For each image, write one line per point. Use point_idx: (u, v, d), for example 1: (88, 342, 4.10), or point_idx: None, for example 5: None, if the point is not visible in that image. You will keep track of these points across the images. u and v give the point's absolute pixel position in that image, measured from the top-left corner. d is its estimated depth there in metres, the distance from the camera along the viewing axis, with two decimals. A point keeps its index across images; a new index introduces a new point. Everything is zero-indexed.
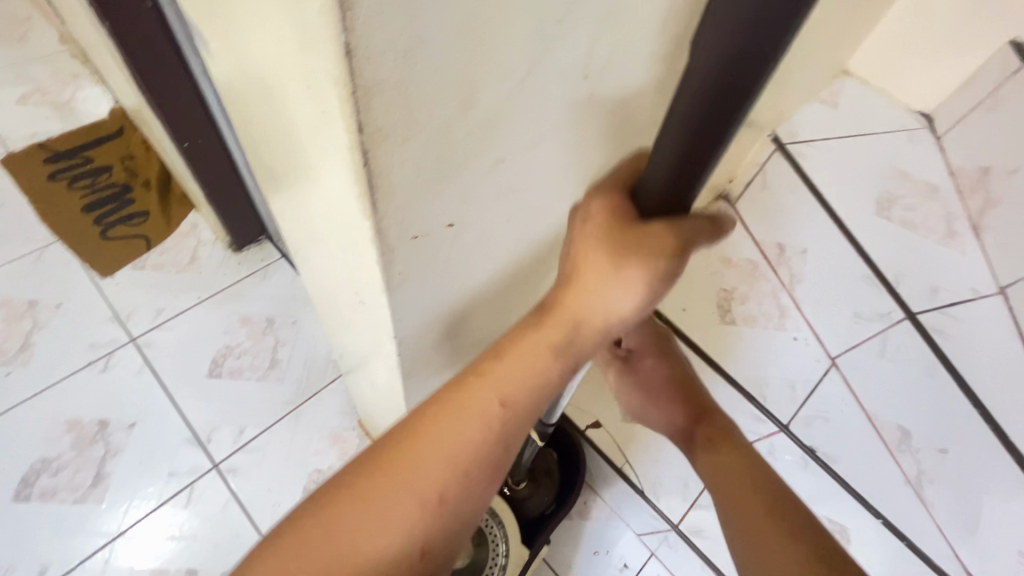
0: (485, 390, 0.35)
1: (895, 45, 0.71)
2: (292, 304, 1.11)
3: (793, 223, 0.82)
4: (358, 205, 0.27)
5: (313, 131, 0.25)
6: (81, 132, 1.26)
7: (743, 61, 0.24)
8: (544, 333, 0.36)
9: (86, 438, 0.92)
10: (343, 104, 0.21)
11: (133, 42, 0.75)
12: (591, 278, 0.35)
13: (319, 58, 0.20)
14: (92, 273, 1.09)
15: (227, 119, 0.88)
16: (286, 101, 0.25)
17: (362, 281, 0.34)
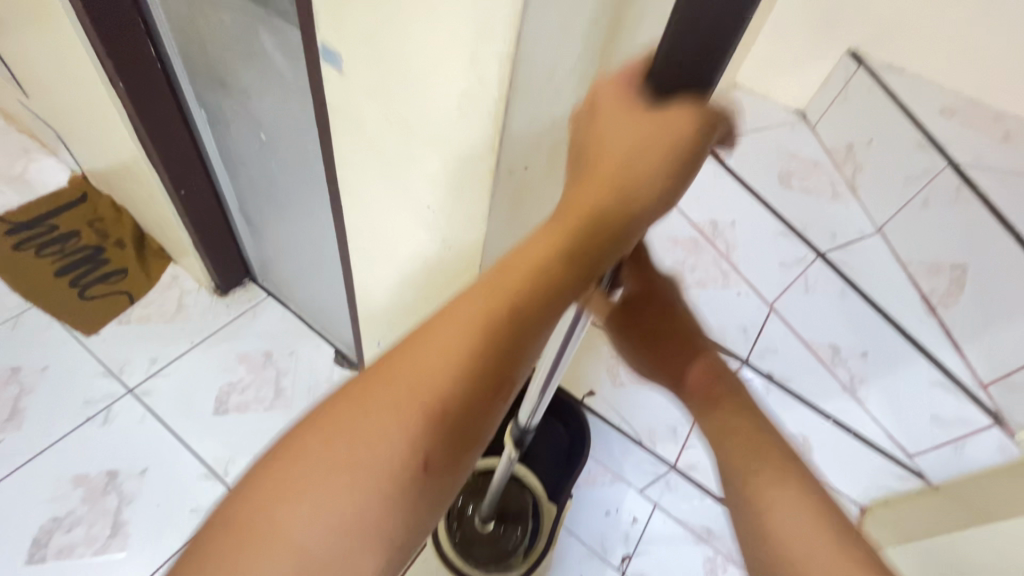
0: (491, 287, 0.31)
1: (771, 62, 0.97)
2: (285, 337, 1.16)
3: (721, 198, 0.96)
4: (483, 154, 0.37)
5: (460, 101, 0.35)
6: (42, 202, 1.27)
7: (717, 34, 0.26)
8: (555, 222, 0.31)
9: (98, 490, 0.92)
10: (502, 71, 0.31)
11: (142, 98, 0.82)
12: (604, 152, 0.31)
13: (493, 40, 0.30)
14: (76, 333, 1.09)
15: (224, 164, 0.96)
16: (437, 82, 0.35)
17: (455, 228, 0.44)
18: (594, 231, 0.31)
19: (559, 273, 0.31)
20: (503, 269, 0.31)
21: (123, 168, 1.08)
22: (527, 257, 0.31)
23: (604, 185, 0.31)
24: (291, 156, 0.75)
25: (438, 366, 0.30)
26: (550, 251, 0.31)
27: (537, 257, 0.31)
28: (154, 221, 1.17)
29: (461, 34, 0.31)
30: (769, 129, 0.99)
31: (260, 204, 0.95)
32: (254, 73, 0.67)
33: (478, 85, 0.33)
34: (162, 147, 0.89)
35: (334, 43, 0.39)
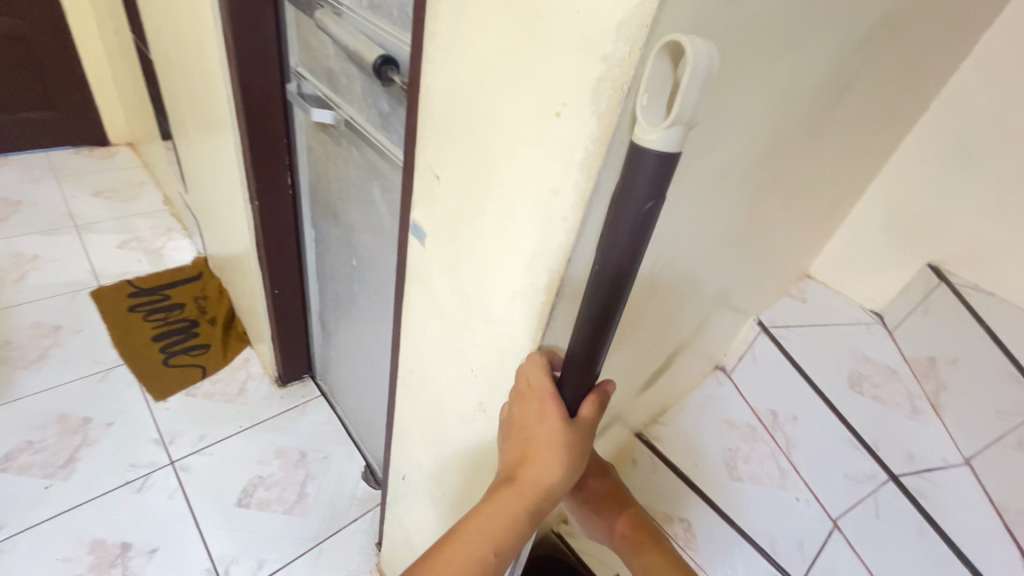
0: (471, 555, 0.35)
1: (844, 261, 0.77)
2: (323, 439, 1.18)
3: (772, 391, 0.83)
4: (525, 339, 0.39)
5: (513, 293, 0.39)
6: (165, 275, 1.48)
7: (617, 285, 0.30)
8: (512, 501, 0.36)
9: (107, 561, 0.93)
10: (551, 281, 0.35)
11: (269, 214, 0.98)
12: (546, 442, 0.36)
13: (546, 257, 0.35)
14: (148, 396, 1.19)
15: (317, 273, 1.08)
16: (496, 273, 0.40)
17: (492, 395, 0.46)
18: (539, 507, 0.36)
19: (518, 536, 0.36)
20: (467, 538, 0.36)
21: (238, 260, 1.26)
22: (489, 520, 0.36)
23: (544, 473, 0.36)
24: (372, 284, 0.83)
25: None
26: (506, 523, 0.36)
27: (499, 520, 0.36)
28: (246, 308, 1.31)
29: (522, 239, 0.36)
30: (837, 328, 0.78)
31: (337, 313, 1.05)
32: (360, 215, 0.79)
33: (532, 281, 0.37)
34: (272, 252, 1.03)
35: (424, 221, 0.47)
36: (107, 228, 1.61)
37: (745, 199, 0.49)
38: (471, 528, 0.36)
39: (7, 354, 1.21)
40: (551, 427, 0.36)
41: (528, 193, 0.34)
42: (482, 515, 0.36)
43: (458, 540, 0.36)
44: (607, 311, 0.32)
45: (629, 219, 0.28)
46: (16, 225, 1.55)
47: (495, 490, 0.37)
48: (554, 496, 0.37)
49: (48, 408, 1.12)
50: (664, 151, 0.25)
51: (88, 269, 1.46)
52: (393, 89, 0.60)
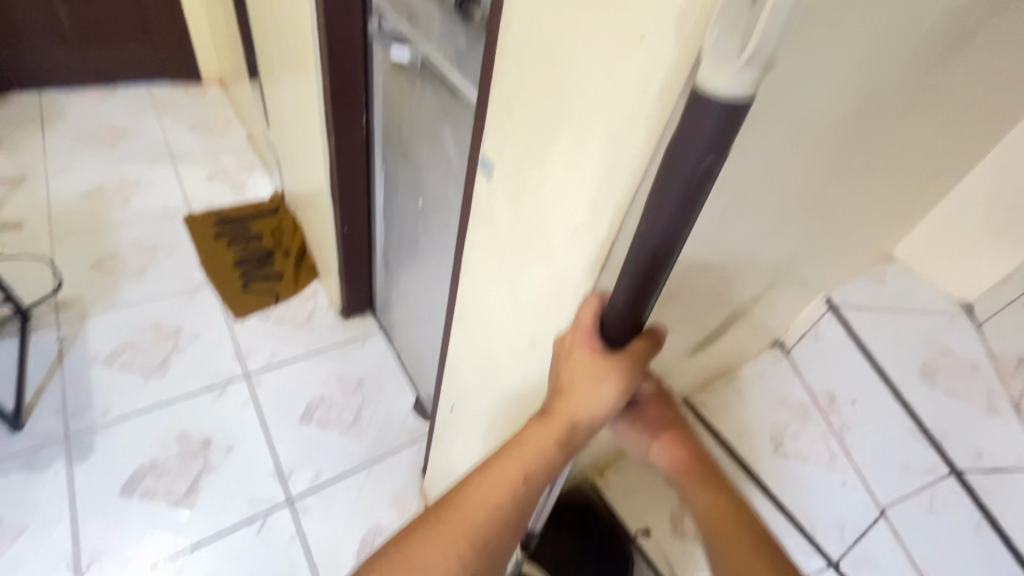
0: (505, 472, 0.40)
1: (933, 246, 0.71)
2: (379, 371, 1.26)
3: (832, 373, 0.79)
4: (582, 275, 0.40)
5: (574, 228, 0.40)
6: (246, 207, 1.59)
7: (675, 226, 0.29)
8: (546, 426, 0.40)
9: (191, 451, 1.05)
10: (614, 219, 0.36)
11: (344, 151, 1.02)
12: (581, 373, 0.38)
13: (612, 194, 0.35)
14: (229, 316, 1.30)
15: (384, 214, 1.12)
16: (560, 209, 0.40)
17: (543, 330, 0.48)
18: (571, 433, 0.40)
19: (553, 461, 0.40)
20: (504, 456, 0.40)
21: (312, 197, 1.33)
22: (523, 443, 0.40)
23: (576, 404, 0.39)
24: (436, 226, 0.86)
25: (470, 530, 0.38)
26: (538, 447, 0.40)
27: (532, 443, 0.40)
28: (317, 243, 1.39)
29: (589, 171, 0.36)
30: (918, 315, 0.73)
31: (401, 253, 1.09)
32: (430, 156, 0.81)
33: (594, 215, 0.37)
34: (344, 190, 1.08)
35: (492, 156, 0.48)
36: (197, 160, 1.73)
37: (824, 160, 0.45)
38: (511, 448, 0.40)
39: (112, 266, 1.36)
40: (587, 358, 0.38)
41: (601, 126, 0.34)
42: (519, 436, 0.41)
43: (497, 456, 0.40)
44: (654, 262, 0.31)
45: (686, 168, 0.26)
46: (122, 152, 1.70)
47: (533, 419, 0.41)
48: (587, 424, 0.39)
49: (145, 317, 1.26)
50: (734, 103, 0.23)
51: (181, 197, 1.59)
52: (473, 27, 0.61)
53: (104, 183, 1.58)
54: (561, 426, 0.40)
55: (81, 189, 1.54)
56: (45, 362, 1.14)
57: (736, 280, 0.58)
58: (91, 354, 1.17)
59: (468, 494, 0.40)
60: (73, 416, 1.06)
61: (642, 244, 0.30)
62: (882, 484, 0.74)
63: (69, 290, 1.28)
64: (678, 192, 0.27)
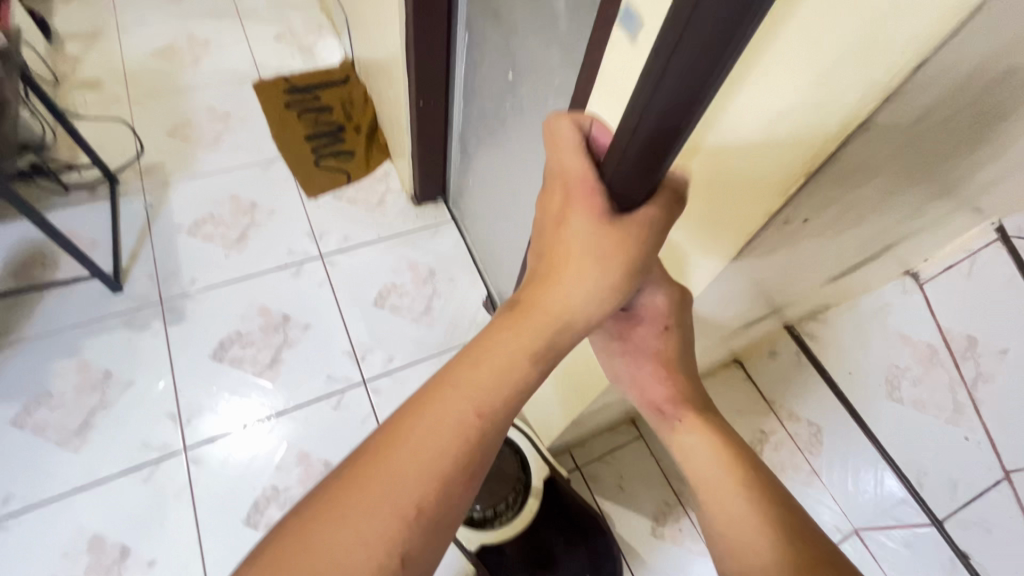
0: (463, 395, 0.36)
1: None
2: (450, 262, 1.22)
3: (985, 316, 0.65)
4: (781, 180, 0.32)
5: (780, 120, 0.30)
6: (316, 74, 1.48)
7: (699, 82, 0.26)
8: (516, 336, 0.38)
9: (272, 326, 1.08)
10: (866, 103, 0.26)
11: (423, 9, 0.86)
12: (573, 267, 0.38)
13: (869, 71, 0.25)
14: (302, 192, 1.27)
15: (465, 88, 0.99)
16: (754, 94, 0.30)
17: (702, 245, 0.41)
18: (553, 337, 0.38)
19: (527, 371, 0.38)
20: (462, 373, 0.37)
21: (385, 65, 1.19)
22: (483, 359, 0.38)
23: (556, 296, 0.38)
24: (530, 106, 0.73)
25: (424, 455, 0.35)
26: (507, 357, 0.38)
27: (499, 356, 0.38)
28: (390, 120, 1.29)
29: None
30: None
31: (481, 138, 0.98)
32: (529, 16, 0.66)
33: (880, 42, 0.24)
34: (422, 59, 0.94)
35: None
36: (264, 18, 1.60)
37: None
38: (470, 367, 0.37)
39: (189, 133, 1.33)
40: (584, 242, 0.37)
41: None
42: (481, 351, 0.38)
43: (455, 376, 0.37)
44: (669, 122, 0.28)
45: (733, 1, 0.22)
46: (188, 6, 1.59)
47: (496, 331, 0.39)
48: (569, 319, 0.38)
49: (223, 188, 1.25)
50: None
51: (249, 60, 1.49)
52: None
53: (173, 42, 1.50)
54: (534, 334, 0.38)
55: (153, 48, 1.48)
56: (135, 228, 1.16)
57: (924, 209, 0.46)
58: (176, 223, 1.18)
59: (416, 418, 0.36)
60: (165, 282, 1.10)
61: (684, 46, 0.24)
62: (1011, 447, 0.66)
63: (150, 156, 1.27)
64: (707, 41, 0.23)
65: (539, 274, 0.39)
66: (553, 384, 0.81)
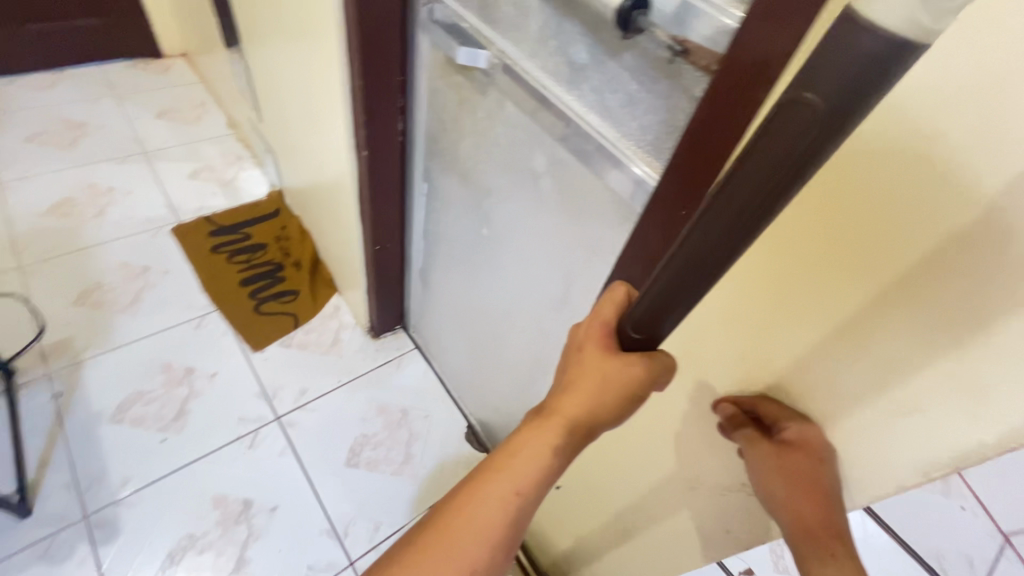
0: (501, 481, 0.40)
1: None
2: (423, 398, 1.14)
3: None
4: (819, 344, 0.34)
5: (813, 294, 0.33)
6: (243, 210, 1.40)
7: (753, 209, 0.24)
8: (544, 434, 0.40)
9: (231, 517, 0.93)
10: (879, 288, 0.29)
11: (376, 164, 0.83)
12: (591, 380, 0.39)
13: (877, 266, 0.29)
14: (245, 346, 1.15)
15: (422, 232, 0.95)
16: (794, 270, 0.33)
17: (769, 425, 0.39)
18: (574, 436, 0.41)
19: (554, 466, 0.41)
20: (503, 462, 0.41)
21: (327, 204, 1.14)
22: (518, 450, 0.41)
23: (579, 404, 0.40)
24: (518, 263, 0.71)
25: (472, 532, 0.39)
26: (538, 451, 0.40)
27: (530, 450, 0.40)
28: (335, 254, 1.23)
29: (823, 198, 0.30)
30: None
31: (448, 279, 0.94)
32: (505, 181, 0.66)
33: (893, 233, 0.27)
34: (376, 208, 0.90)
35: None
36: (176, 155, 1.51)
37: None
38: (508, 455, 0.41)
39: (100, 298, 1.18)
40: (600, 362, 0.39)
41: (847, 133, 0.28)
42: (516, 441, 0.41)
43: (497, 460, 0.41)
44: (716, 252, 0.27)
45: (805, 136, 0.21)
46: (84, 153, 1.46)
47: (528, 425, 0.42)
48: (587, 424, 0.40)
49: (150, 357, 1.10)
50: (828, 97, 0.20)
51: (164, 203, 1.38)
52: (618, 47, 0.44)
53: (72, 194, 1.35)
54: (559, 435, 0.40)
55: (45, 204, 1.32)
56: (42, 428, 0.98)
57: None
58: (96, 410, 1.01)
59: (467, 499, 0.40)
60: (88, 491, 0.92)
61: (739, 179, 0.24)
62: None
63: (53, 334, 1.10)
64: (774, 175, 0.23)
65: (562, 381, 0.42)
66: (580, 544, 0.75)
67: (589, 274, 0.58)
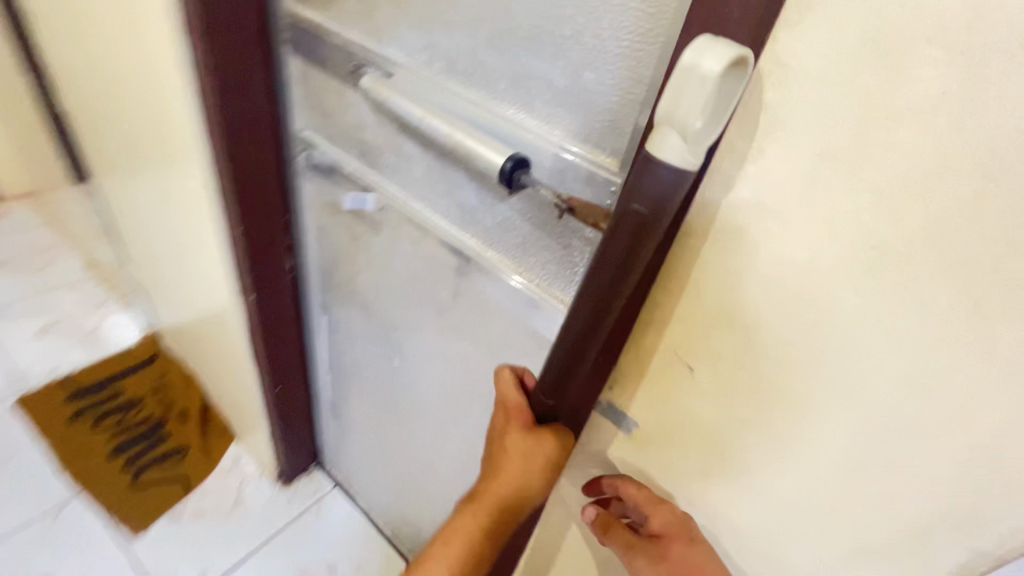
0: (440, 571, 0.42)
1: None
2: (351, 546, 1.01)
3: None
4: (785, 382, 0.34)
5: (785, 336, 0.32)
6: (111, 361, 1.21)
7: (627, 257, 0.28)
8: (472, 519, 0.41)
9: None
10: (855, 328, 0.29)
11: (267, 306, 0.77)
12: (509, 462, 0.40)
13: (859, 307, 0.29)
14: (123, 534, 0.97)
15: (327, 364, 0.88)
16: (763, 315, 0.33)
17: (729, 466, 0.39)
18: (500, 516, 0.41)
19: (485, 547, 0.42)
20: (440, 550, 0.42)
21: (213, 346, 1.02)
22: (452, 535, 0.42)
23: (501, 487, 0.40)
24: (436, 392, 0.67)
25: None
26: (469, 536, 0.41)
27: (463, 535, 0.41)
28: (230, 399, 1.09)
29: (834, 335, 0.30)
30: None
31: (363, 411, 0.87)
32: (413, 312, 0.63)
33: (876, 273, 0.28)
34: (271, 348, 0.83)
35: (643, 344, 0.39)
36: (20, 311, 1.30)
37: None
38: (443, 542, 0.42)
39: None
40: (517, 443, 0.40)
41: (835, 271, 0.29)
42: (451, 530, 0.42)
43: (436, 550, 0.42)
44: (604, 296, 0.30)
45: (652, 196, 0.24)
46: None
47: (461, 511, 0.42)
48: (512, 507, 0.41)
49: None
50: (653, 205, 0.24)
51: (5, 372, 1.17)
52: (502, 190, 0.44)
53: None
54: (487, 517, 0.41)
55: None
56: None
57: None
58: None
59: None
60: None
61: (619, 231, 0.27)
62: None
63: None
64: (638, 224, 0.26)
65: (488, 461, 0.43)
66: None
67: None
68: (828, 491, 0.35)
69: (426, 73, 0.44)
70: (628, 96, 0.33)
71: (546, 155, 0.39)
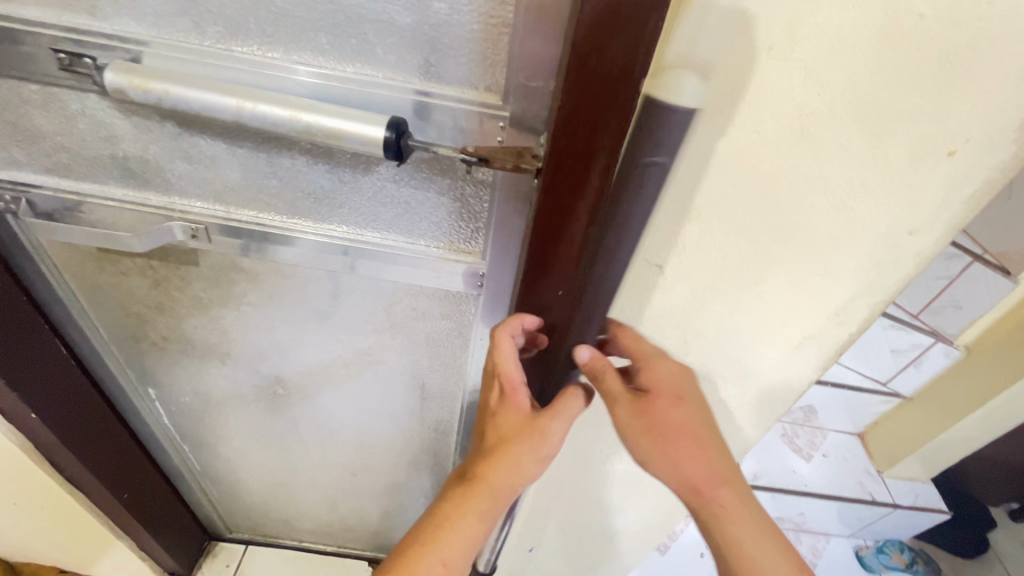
0: (432, 560, 0.37)
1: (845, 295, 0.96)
2: None
3: None
4: (729, 242, 0.34)
5: (724, 196, 0.32)
6: None
7: None
8: (471, 499, 0.38)
9: None
10: (788, 167, 0.30)
11: (59, 412, 0.57)
12: (512, 438, 0.38)
13: (793, 143, 0.29)
14: None
15: (176, 438, 0.71)
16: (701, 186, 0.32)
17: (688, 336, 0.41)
18: (499, 497, 0.38)
19: (481, 531, 0.38)
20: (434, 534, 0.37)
21: None
22: (451, 516, 0.38)
23: (504, 468, 0.38)
24: (346, 395, 0.61)
25: None
26: (467, 518, 0.37)
27: (462, 514, 0.37)
28: (46, 550, 0.78)
29: (783, 202, 0.32)
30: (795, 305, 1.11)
31: (252, 458, 0.74)
32: (282, 333, 0.53)
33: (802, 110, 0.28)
34: (92, 456, 0.63)
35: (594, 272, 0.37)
36: None
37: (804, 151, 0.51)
38: (433, 524, 0.38)
39: None
40: (522, 420, 0.39)
41: (781, 143, 0.29)
42: (444, 512, 0.38)
43: (428, 530, 0.38)
44: None
45: None
46: None
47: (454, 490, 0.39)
48: (513, 488, 0.39)
49: None
50: None
51: None
52: (363, 158, 0.38)
53: None
54: (485, 498, 0.38)
55: None
56: None
57: None
58: None
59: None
60: None
61: None
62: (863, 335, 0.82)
63: None
64: None
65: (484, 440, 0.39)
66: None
67: (446, 363, 0.54)
68: (780, 317, 0.39)
69: (198, 45, 0.33)
70: (491, 20, 0.31)
71: (406, 107, 0.34)
